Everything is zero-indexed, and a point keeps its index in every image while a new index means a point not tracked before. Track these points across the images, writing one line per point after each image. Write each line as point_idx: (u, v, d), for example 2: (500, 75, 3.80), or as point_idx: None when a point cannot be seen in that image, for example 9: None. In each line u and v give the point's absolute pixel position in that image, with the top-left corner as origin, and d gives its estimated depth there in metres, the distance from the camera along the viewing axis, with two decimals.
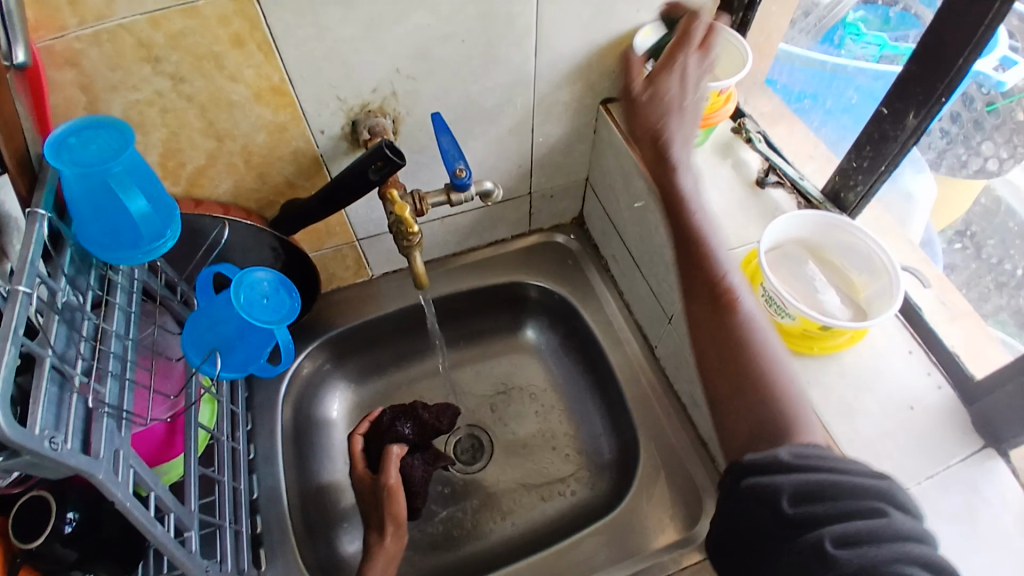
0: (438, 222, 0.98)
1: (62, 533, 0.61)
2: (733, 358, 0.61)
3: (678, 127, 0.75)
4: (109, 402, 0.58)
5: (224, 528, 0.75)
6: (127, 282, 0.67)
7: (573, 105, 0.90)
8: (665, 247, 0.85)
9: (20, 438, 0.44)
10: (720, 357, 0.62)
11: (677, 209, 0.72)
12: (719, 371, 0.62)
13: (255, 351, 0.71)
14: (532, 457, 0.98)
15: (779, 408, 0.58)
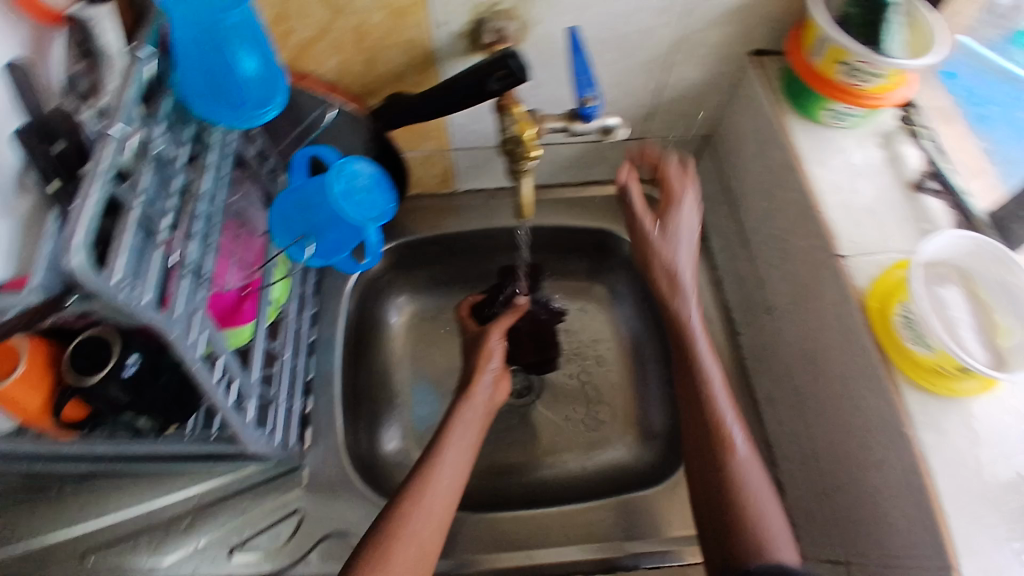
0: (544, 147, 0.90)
1: (120, 376, 0.60)
2: (718, 491, 0.62)
3: (686, 242, 0.70)
4: (193, 261, 0.55)
5: (279, 403, 0.71)
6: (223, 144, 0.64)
7: (719, 50, 0.78)
8: (787, 231, 0.74)
9: (94, 283, 0.42)
10: (706, 492, 0.63)
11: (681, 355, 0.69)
12: (706, 511, 0.63)
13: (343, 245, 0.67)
14: (585, 410, 0.93)
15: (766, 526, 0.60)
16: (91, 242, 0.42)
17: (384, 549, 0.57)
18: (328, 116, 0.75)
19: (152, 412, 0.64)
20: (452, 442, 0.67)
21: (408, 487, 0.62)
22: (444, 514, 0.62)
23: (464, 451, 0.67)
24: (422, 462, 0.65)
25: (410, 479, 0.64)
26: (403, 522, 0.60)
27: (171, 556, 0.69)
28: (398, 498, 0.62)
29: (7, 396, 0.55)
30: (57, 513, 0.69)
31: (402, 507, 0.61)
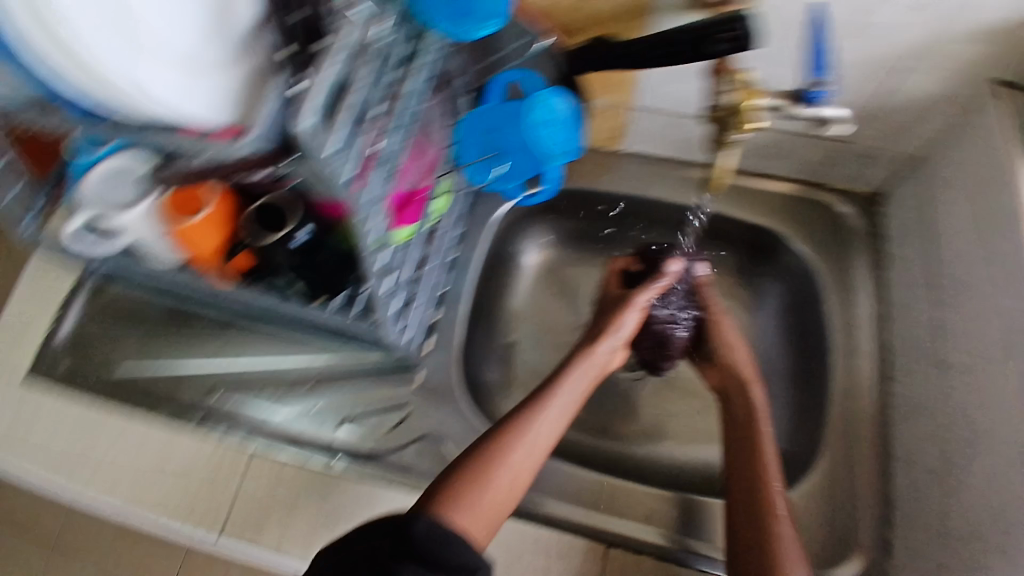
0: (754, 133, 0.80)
1: (288, 244, 0.66)
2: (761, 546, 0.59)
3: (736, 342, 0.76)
4: (387, 152, 0.56)
5: (416, 304, 0.75)
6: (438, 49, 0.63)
7: (978, 64, 0.66)
8: (997, 290, 0.63)
9: (312, 150, 0.44)
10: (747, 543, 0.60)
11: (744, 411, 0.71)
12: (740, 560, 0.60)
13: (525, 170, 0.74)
14: (694, 401, 0.87)
15: None
16: (321, 108, 0.44)
17: (478, 469, 0.57)
18: (538, 45, 0.67)
19: (304, 278, 0.70)
20: (564, 393, 0.66)
21: (511, 419, 0.62)
22: (538, 457, 0.61)
23: (567, 405, 0.66)
24: (531, 402, 0.64)
25: (517, 412, 0.63)
26: (501, 451, 0.59)
27: (286, 409, 0.76)
28: (501, 427, 0.61)
29: (195, 232, 0.62)
30: (212, 343, 0.80)
31: (503, 436, 0.60)
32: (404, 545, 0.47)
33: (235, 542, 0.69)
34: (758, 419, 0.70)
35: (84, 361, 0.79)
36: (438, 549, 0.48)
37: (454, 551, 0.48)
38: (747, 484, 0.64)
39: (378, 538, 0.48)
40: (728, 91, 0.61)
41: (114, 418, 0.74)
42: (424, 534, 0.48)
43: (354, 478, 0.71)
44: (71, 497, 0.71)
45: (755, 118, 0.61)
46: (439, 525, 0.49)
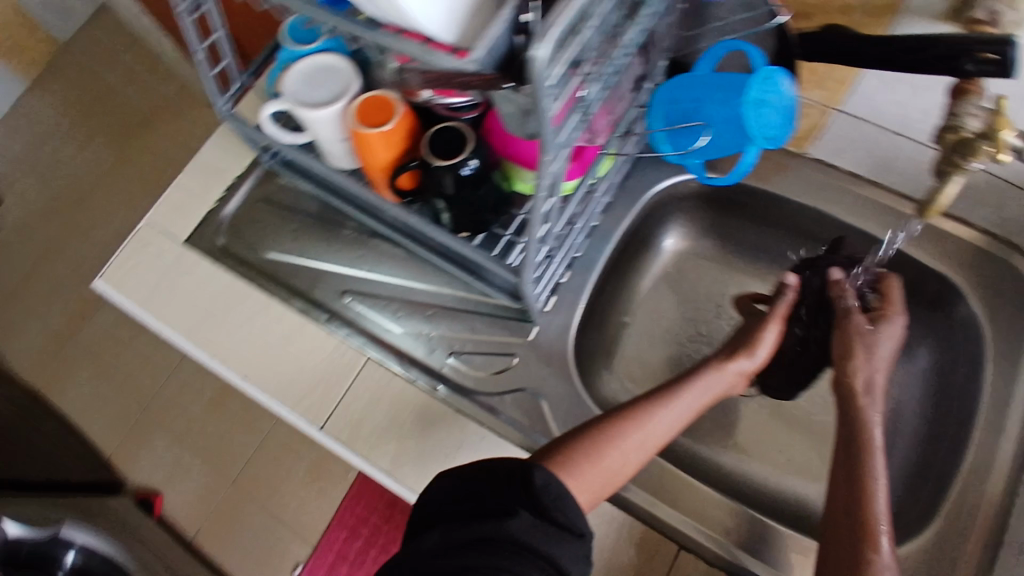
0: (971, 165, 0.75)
1: (458, 172, 0.67)
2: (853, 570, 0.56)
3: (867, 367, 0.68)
4: (592, 100, 0.52)
5: (554, 261, 0.75)
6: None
7: None
8: None
9: (539, 78, 0.41)
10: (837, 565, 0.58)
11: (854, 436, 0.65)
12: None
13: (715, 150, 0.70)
14: (796, 430, 0.84)
15: None
16: (559, 40, 0.41)
17: (597, 449, 0.62)
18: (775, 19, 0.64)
19: (457, 210, 0.71)
20: (685, 400, 0.69)
21: (629, 410, 0.66)
22: (648, 452, 0.65)
23: (686, 413, 0.68)
24: (650, 398, 0.68)
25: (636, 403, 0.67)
26: (617, 435, 0.63)
27: (404, 326, 0.80)
28: (621, 414, 0.65)
29: (370, 142, 0.67)
30: (351, 248, 0.85)
31: (621, 424, 0.64)
32: (525, 495, 0.49)
33: (334, 437, 0.76)
34: (871, 444, 0.64)
35: (237, 241, 0.86)
36: (551, 505, 0.49)
37: (562, 510, 0.49)
38: (849, 516, 0.60)
39: (500, 472, 0.50)
40: (982, 118, 0.60)
41: (257, 299, 0.83)
42: (541, 487, 0.49)
43: (451, 409, 0.76)
44: (209, 357, 0.80)
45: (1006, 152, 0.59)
46: (557, 482, 0.50)
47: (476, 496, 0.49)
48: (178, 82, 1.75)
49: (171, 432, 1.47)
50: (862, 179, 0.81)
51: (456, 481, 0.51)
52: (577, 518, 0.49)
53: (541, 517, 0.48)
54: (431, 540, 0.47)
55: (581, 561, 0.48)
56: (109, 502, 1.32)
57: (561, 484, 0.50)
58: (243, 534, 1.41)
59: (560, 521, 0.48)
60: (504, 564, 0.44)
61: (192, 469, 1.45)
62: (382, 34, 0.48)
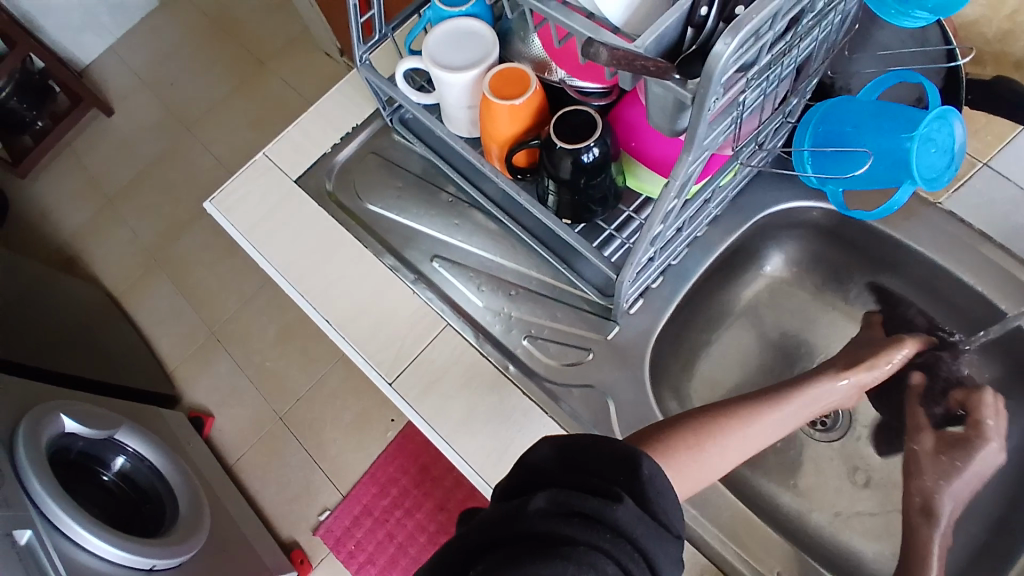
0: None
1: (578, 158, 0.66)
2: None
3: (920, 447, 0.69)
4: (742, 110, 0.51)
5: (653, 264, 0.74)
6: (837, 19, 0.55)
7: None
8: None
9: (712, 73, 0.41)
10: None
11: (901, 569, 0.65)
12: None
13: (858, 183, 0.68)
14: (863, 484, 0.80)
15: None
16: (743, 39, 0.41)
17: (690, 450, 0.63)
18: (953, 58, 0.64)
19: (565, 194, 0.71)
20: (775, 420, 0.71)
21: (721, 416, 0.67)
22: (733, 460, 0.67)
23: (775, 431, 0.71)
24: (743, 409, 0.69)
25: (729, 410, 0.68)
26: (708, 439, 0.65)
27: (486, 300, 0.81)
28: (714, 419, 0.67)
29: (497, 112, 0.68)
30: (448, 215, 0.86)
31: (713, 428, 0.66)
32: (631, 482, 0.46)
33: (400, 393, 0.77)
34: None
35: (344, 189, 0.90)
36: (653, 499, 0.46)
37: (663, 506, 0.46)
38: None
39: (605, 452, 0.48)
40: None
41: (351, 248, 0.85)
42: (647, 477, 0.46)
43: (519, 390, 0.76)
44: (300, 295, 0.84)
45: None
46: (662, 475, 0.47)
47: (580, 471, 0.47)
48: (298, 25, 1.81)
49: (236, 359, 1.56)
50: (994, 239, 0.75)
51: (559, 455, 0.48)
52: (673, 518, 0.46)
53: (644, 507, 0.45)
54: (532, 503, 0.43)
55: (673, 562, 0.45)
56: (166, 412, 1.39)
57: (665, 479, 0.47)
58: (281, 468, 1.47)
59: (660, 516, 0.45)
60: (605, 546, 0.41)
61: (247, 397, 1.53)
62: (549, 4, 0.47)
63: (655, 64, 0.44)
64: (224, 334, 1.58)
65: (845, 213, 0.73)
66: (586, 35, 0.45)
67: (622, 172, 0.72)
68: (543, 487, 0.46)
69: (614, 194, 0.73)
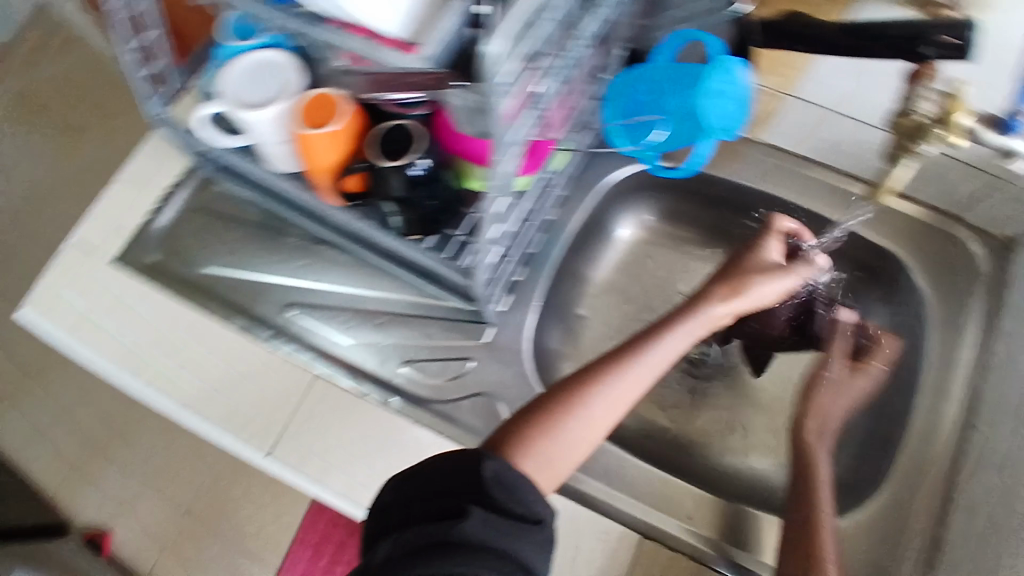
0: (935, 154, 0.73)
1: (407, 173, 0.65)
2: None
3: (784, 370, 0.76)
4: (544, 97, 0.51)
5: (510, 260, 0.73)
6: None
7: None
8: None
9: (490, 79, 0.40)
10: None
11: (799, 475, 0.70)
12: None
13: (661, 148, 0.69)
14: (753, 409, 0.85)
15: None
16: (512, 37, 0.40)
17: (542, 434, 0.58)
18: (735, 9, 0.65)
19: (405, 211, 0.67)
20: (632, 376, 0.62)
21: (567, 393, 0.61)
22: (597, 432, 0.60)
23: (641, 385, 0.62)
24: (593, 375, 0.62)
25: (575, 383, 0.62)
26: (559, 421, 0.59)
27: (354, 337, 0.78)
28: (562, 398, 0.61)
29: (312, 143, 0.63)
30: (289, 258, 0.81)
31: (565, 403, 0.60)
32: (477, 492, 0.49)
33: (282, 463, 0.72)
34: (817, 471, 0.69)
35: (175, 257, 0.81)
36: (504, 496, 0.50)
37: (513, 500, 0.50)
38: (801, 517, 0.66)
39: (450, 470, 0.51)
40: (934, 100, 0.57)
41: (191, 319, 0.78)
42: (492, 480, 0.50)
43: (407, 420, 0.73)
44: (145, 386, 0.75)
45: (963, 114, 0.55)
46: (507, 470, 0.51)
47: (433, 497, 0.50)
48: (99, 79, 1.62)
49: (117, 463, 1.39)
50: (813, 160, 0.81)
51: (410, 487, 0.51)
52: (532, 503, 0.50)
53: (495, 509, 0.49)
54: (390, 548, 0.47)
55: (539, 544, 0.49)
56: (55, 547, 1.24)
57: (512, 472, 0.51)
58: (200, 564, 1.34)
59: (515, 509, 0.49)
60: (461, 565, 0.45)
61: (143, 500, 1.38)
62: (324, 31, 0.47)
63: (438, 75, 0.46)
64: (96, 441, 1.40)
65: (660, 173, 0.74)
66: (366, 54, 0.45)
67: (460, 175, 0.68)
68: (401, 524, 0.49)
69: (459, 202, 0.69)
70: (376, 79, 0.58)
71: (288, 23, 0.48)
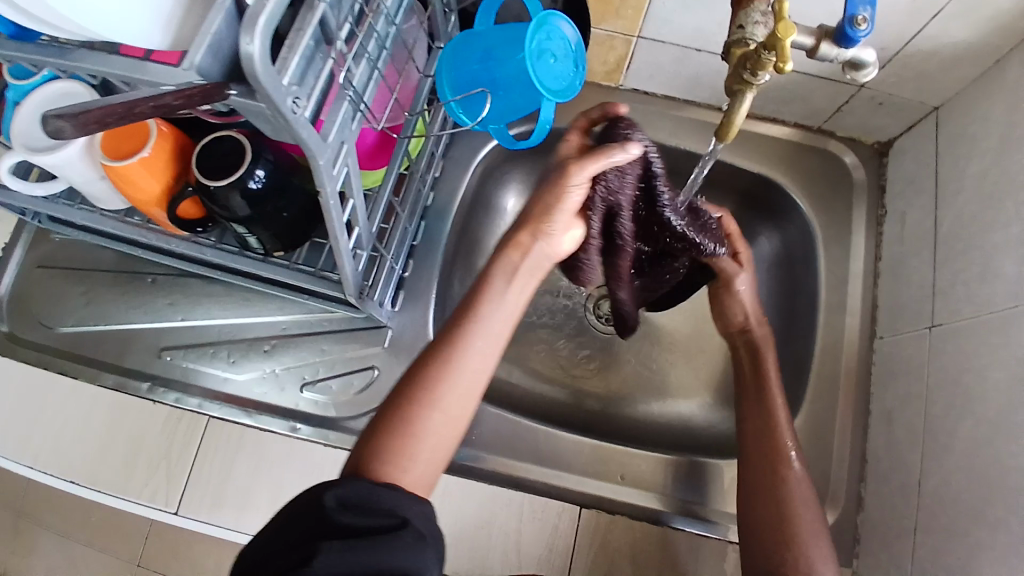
0: (795, 76, 0.73)
1: (246, 187, 0.56)
2: (777, 496, 0.60)
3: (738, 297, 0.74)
4: (356, 87, 0.46)
5: (384, 260, 0.67)
6: None
7: (1012, 14, 0.59)
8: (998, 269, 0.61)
9: (261, 83, 0.35)
10: (761, 488, 0.62)
11: (754, 381, 0.70)
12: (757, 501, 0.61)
13: (500, 125, 0.58)
14: (671, 352, 0.86)
15: (797, 518, 0.59)
16: (274, 31, 0.35)
17: (400, 433, 0.50)
18: None
19: (260, 232, 0.61)
20: (478, 338, 0.55)
21: (413, 380, 0.53)
22: (459, 412, 0.53)
23: (487, 350, 0.56)
24: (433, 357, 0.54)
25: (419, 365, 0.54)
26: (412, 415, 0.51)
27: (244, 369, 0.72)
28: (407, 393, 0.52)
29: (128, 174, 0.56)
30: (154, 299, 0.74)
31: (418, 387, 0.52)
32: (324, 524, 0.43)
33: (192, 516, 0.66)
34: (768, 370, 0.70)
35: (22, 322, 0.75)
36: (355, 518, 0.43)
37: (369, 516, 0.44)
38: (762, 447, 0.64)
39: (289, 519, 0.44)
40: (771, 23, 0.47)
41: (61, 387, 0.71)
42: (337, 507, 0.43)
43: (318, 445, 0.69)
44: (28, 467, 0.69)
45: (787, 60, 0.43)
46: (350, 490, 0.45)
47: (278, 558, 0.42)
48: None
49: (57, 531, 1.23)
50: (679, 98, 0.82)
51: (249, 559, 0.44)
52: (393, 508, 0.45)
53: (350, 532, 0.42)
54: None
55: (414, 545, 0.43)
56: None
57: (360, 487, 0.45)
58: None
59: (374, 524, 0.43)
60: None
61: (90, 564, 1.22)
62: (83, 60, 0.40)
63: (199, 87, 0.36)
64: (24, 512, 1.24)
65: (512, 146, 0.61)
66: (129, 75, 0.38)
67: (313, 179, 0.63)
68: None
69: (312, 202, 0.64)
70: (79, 119, 0.37)
71: (43, 60, 0.41)
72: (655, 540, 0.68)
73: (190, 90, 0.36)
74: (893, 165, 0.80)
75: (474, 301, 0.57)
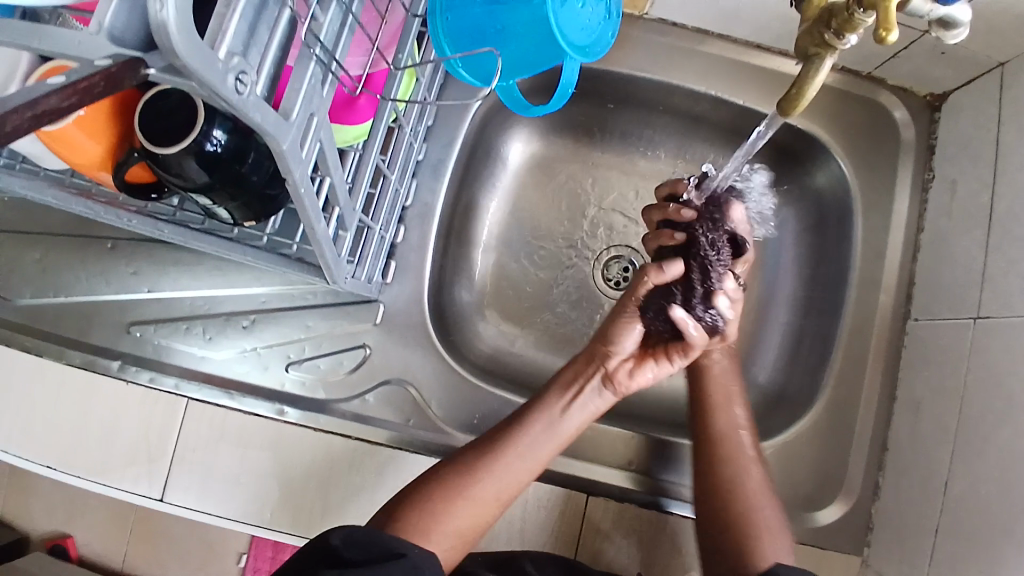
0: None
1: (201, 150, 0.47)
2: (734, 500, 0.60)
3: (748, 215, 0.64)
4: (325, 41, 0.36)
5: (372, 232, 0.58)
6: None
7: None
8: None
9: (187, 62, 0.26)
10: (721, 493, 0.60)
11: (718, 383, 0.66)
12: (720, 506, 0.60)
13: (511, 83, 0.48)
14: None
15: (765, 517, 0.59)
16: None
17: (424, 512, 0.53)
18: None
19: (226, 203, 0.52)
20: (523, 447, 0.57)
21: (453, 472, 0.55)
22: (485, 515, 0.55)
23: (527, 465, 0.57)
24: (473, 456, 0.56)
25: (464, 462, 0.56)
26: (442, 499, 0.53)
27: (221, 346, 0.66)
28: (435, 487, 0.54)
29: (64, 137, 0.46)
30: (116, 268, 0.67)
31: (455, 477, 0.55)
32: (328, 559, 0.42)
33: (176, 501, 0.62)
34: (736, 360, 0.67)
35: None
36: (357, 553, 0.43)
37: (369, 551, 0.43)
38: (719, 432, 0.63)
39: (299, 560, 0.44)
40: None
41: (25, 364, 0.65)
42: (342, 544, 0.43)
43: (307, 430, 0.63)
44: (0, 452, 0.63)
45: (894, 27, 0.33)
46: (358, 529, 0.45)
47: None
48: None
49: None
50: (711, 34, 0.70)
51: None
52: (390, 544, 0.44)
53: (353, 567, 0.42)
54: None
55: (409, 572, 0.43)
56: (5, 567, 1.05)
57: (365, 528, 0.45)
58: (171, 539, 1.12)
59: (372, 559, 0.43)
60: None
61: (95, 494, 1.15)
62: None
63: (100, 74, 0.28)
64: None
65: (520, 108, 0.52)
66: (31, 47, 0.29)
67: None
68: None
69: None
70: None
71: None
72: (661, 529, 0.65)
73: (88, 80, 0.28)
74: (946, 124, 0.69)
75: (523, 414, 0.59)
